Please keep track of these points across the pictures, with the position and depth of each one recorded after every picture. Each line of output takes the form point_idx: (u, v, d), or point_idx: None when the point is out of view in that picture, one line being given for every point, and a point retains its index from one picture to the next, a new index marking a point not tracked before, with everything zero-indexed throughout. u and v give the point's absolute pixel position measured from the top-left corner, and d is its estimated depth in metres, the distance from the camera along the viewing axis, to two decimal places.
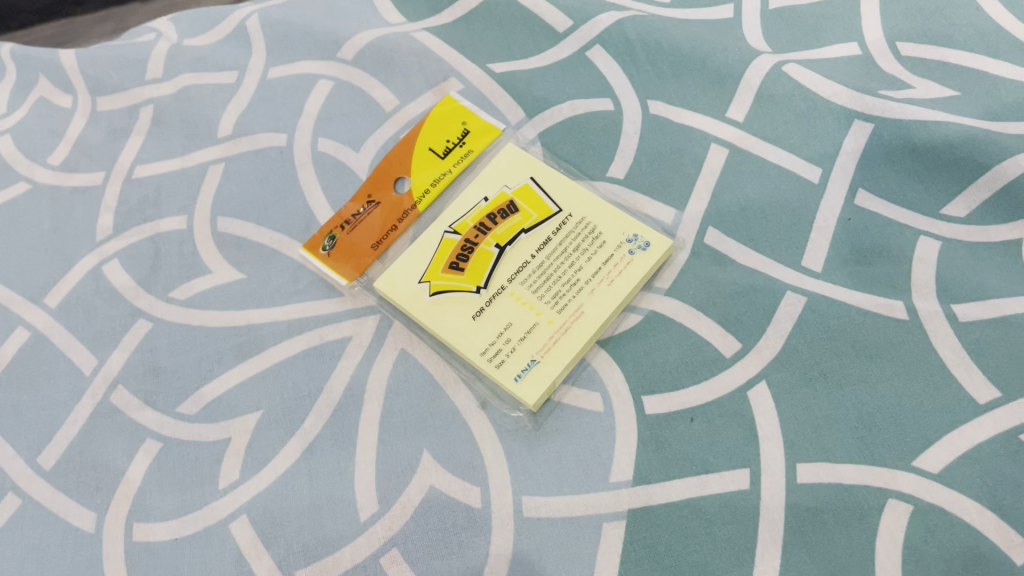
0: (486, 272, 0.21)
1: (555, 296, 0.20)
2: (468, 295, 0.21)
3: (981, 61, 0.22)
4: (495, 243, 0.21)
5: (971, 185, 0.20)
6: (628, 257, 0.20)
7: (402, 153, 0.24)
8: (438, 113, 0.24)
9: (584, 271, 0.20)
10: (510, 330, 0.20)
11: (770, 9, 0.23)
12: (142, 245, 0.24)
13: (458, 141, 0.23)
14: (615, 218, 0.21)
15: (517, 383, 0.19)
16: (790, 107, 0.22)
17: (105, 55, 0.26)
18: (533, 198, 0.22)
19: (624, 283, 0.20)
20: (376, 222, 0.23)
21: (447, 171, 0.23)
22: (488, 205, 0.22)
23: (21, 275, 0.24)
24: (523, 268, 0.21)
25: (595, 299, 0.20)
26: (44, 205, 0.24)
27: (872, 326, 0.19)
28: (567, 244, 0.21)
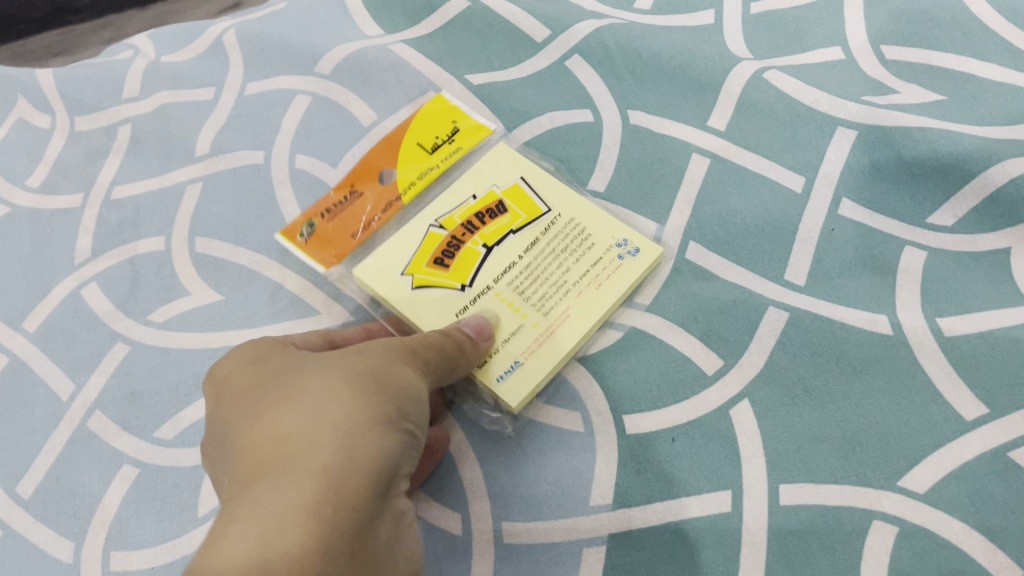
0: (472, 271, 0.20)
1: (542, 298, 0.20)
2: (452, 293, 0.20)
3: (968, 63, 0.21)
4: (482, 243, 0.20)
5: (958, 193, 0.20)
6: (617, 261, 0.20)
7: (391, 148, 0.22)
8: (430, 110, 0.23)
9: (572, 274, 0.20)
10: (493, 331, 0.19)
11: (751, 14, 0.23)
12: (120, 268, 0.23)
13: (448, 138, 0.22)
14: (607, 222, 0.20)
15: (501, 384, 0.19)
16: (772, 115, 0.21)
17: (82, 73, 0.26)
18: (522, 197, 0.21)
19: (613, 288, 0.20)
20: (358, 214, 0.22)
21: (434, 167, 0.22)
22: (476, 203, 0.21)
23: None
24: (510, 269, 0.20)
25: (584, 303, 0.20)
26: (22, 228, 0.24)
27: (856, 342, 0.19)
28: (556, 246, 0.20)
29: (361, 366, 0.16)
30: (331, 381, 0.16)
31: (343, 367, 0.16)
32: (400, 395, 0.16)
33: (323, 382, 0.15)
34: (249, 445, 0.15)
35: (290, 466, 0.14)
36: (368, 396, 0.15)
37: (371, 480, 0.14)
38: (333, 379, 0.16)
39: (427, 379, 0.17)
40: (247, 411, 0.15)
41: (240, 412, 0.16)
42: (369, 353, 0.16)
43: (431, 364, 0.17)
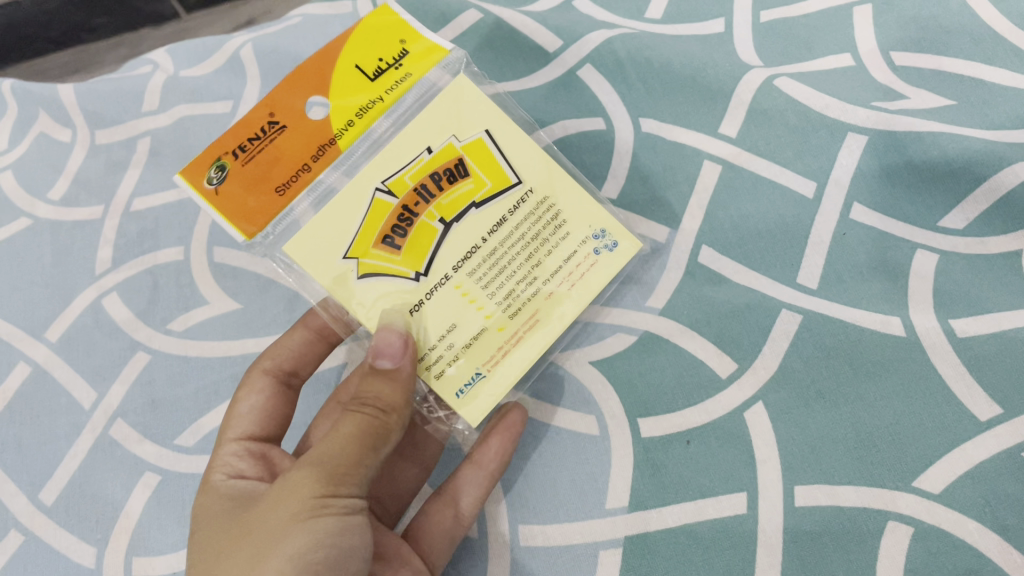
0: (428, 255, 0.19)
1: (506, 296, 0.19)
2: (406, 283, 0.18)
3: (977, 68, 0.21)
4: (440, 217, 0.19)
5: (969, 196, 0.20)
6: (592, 257, 0.19)
7: (326, 65, 0.19)
8: (369, 24, 0.19)
9: (541, 267, 0.19)
10: (453, 333, 0.18)
11: (761, 22, 0.23)
12: (140, 278, 0.24)
13: (394, 61, 0.19)
14: (579, 201, 0.19)
15: (459, 399, 0.18)
16: (783, 121, 0.22)
17: (102, 88, 0.26)
18: (486, 159, 0.19)
19: (585, 288, 0.19)
20: (276, 158, 0.18)
21: (377, 100, 0.19)
22: (431, 159, 0.19)
23: (22, 311, 0.24)
24: (472, 254, 0.19)
25: (553, 304, 0.19)
26: (43, 240, 0.25)
27: (869, 344, 0.19)
28: (525, 226, 0.19)
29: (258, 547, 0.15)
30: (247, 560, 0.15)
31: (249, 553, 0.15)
32: (307, 558, 0.15)
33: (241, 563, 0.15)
34: None
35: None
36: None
37: None
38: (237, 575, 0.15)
39: (345, 494, 0.16)
40: None
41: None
42: (266, 519, 0.15)
43: (336, 478, 0.16)
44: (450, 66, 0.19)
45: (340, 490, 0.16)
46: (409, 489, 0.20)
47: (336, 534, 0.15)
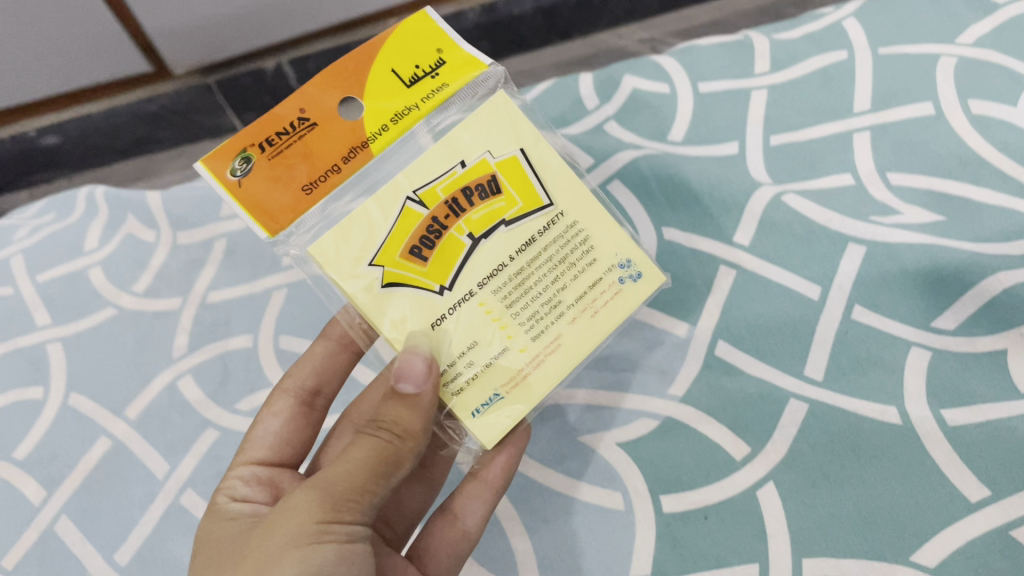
0: (453, 271, 0.17)
1: (531, 319, 0.18)
2: (428, 295, 0.17)
3: (965, 188, 0.24)
4: (468, 232, 0.18)
5: (958, 300, 0.22)
6: (618, 287, 0.18)
7: (359, 66, 0.18)
8: (408, 30, 0.18)
9: (567, 291, 0.18)
10: (474, 352, 0.17)
11: (771, 146, 0.26)
12: (212, 363, 0.27)
13: (432, 70, 0.18)
14: (611, 229, 0.18)
15: (474, 420, 0.17)
16: (790, 231, 0.24)
17: (186, 195, 0.30)
18: (520, 176, 0.18)
19: (608, 316, 0.18)
20: (302, 159, 0.18)
21: (413, 107, 0.18)
22: (465, 172, 0.18)
23: (105, 390, 0.27)
24: (497, 272, 0.18)
25: (575, 332, 0.18)
26: (127, 328, 0.28)
27: (869, 431, 0.21)
28: (554, 249, 0.18)
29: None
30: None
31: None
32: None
33: None
34: None
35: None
36: None
37: None
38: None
39: (348, 522, 0.15)
40: None
41: None
42: (266, 544, 0.15)
43: (338, 504, 0.15)
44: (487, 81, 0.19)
45: (342, 520, 0.15)
46: (416, 508, 0.21)
47: (334, 565, 0.15)
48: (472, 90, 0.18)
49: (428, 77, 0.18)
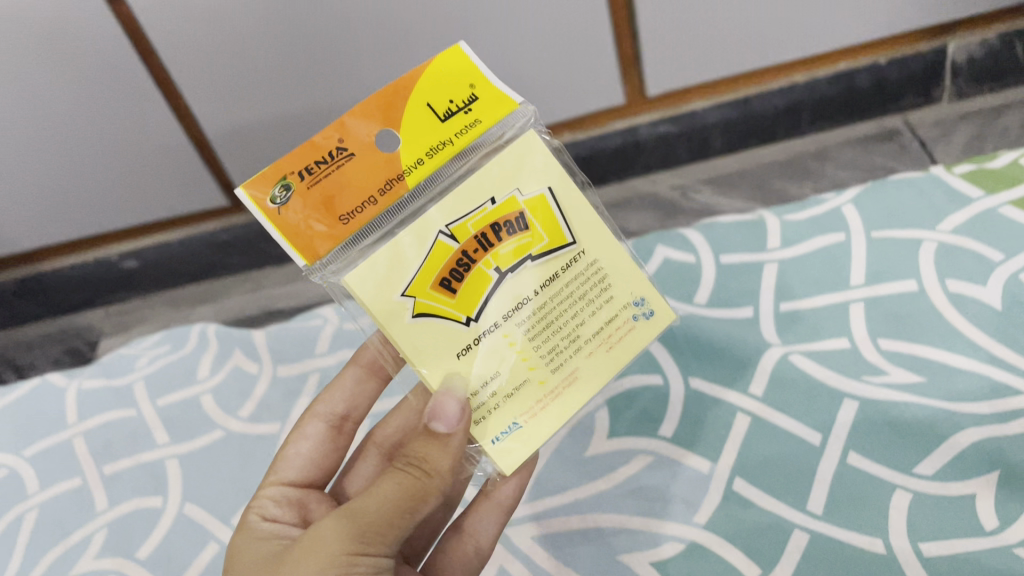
0: (479, 302, 0.21)
1: (553, 351, 0.21)
2: (456, 325, 0.21)
3: (943, 354, 0.29)
4: (496, 266, 0.21)
5: (935, 451, 0.26)
6: (630, 322, 0.22)
7: (407, 101, 0.21)
8: (441, 68, 0.21)
9: (587, 326, 0.22)
10: (495, 377, 0.21)
11: (781, 311, 0.32)
12: None
13: (464, 105, 0.21)
14: (625, 272, 0.22)
15: (494, 445, 0.21)
16: (796, 386, 0.29)
17: (285, 336, 0.37)
18: (547, 218, 0.21)
19: (616, 350, 0.22)
20: (343, 187, 0.20)
21: (446, 141, 0.21)
22: (493, 209, 0.21)
23: (214, 499, 0.32)
24: (523, 305, 0.21)
25: (583, 363, 0.22)
26: (234, 448, 0.33)
27: (860, 559, 0.25)
28: (574, 286, 0.22)
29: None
30: None
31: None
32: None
33: None
34: None
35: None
36: None
37: None
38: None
39: (374, 551, 0.19)
40: None
41: None
42: (305, 563, 0.18)
43: (367, 536, 0.18)
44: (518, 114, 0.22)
45: (363, 550, 0.18)
46: (436, 522, 0.25)
47: None
48: (501, 121, 0.21)
49: (462, 112, 0.21)
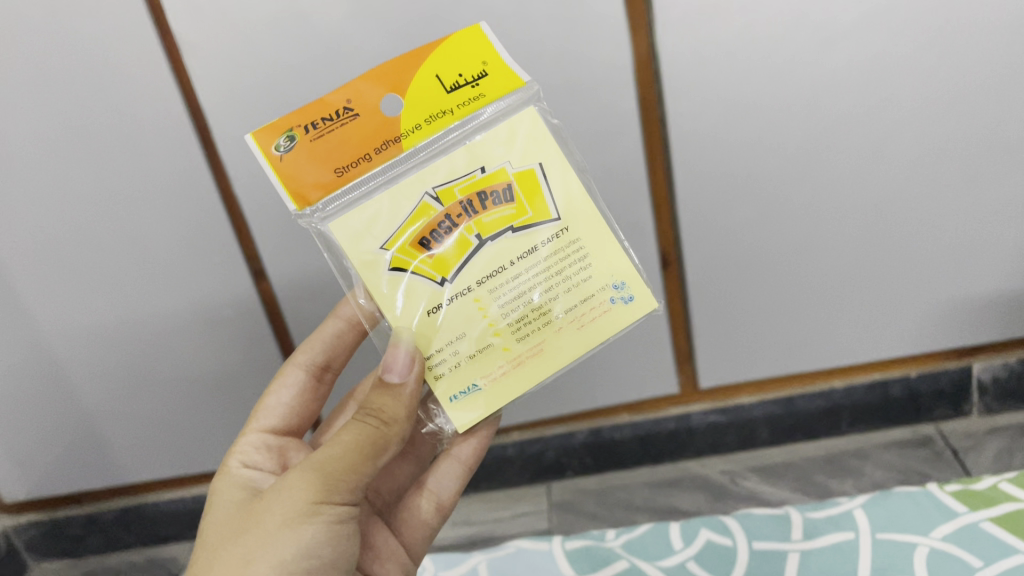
0: (452, 271, 0.52)
1: (520, 335, 0.52)
2: (436, 284, 0.52)
3: None
4: (476, 234, 0.52)
5: None
6: (602, 304, 0.53)
7: (424, 74, 0.52)
8: (459, 46, 0.52)
9: (556, 302, 0.53)
10: (463, 342, 0.52)
11: None
12: (322, 510, 0.46)
13: (463, 79, 0.52)
14: (601, 270, 0.53)
15: (454, 400, 0.52)
16: None
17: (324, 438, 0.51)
18: (518, 195, 0.52)
19: (585, 328, 0.53)
20: (335, 139, 0.51)
21: (443, 110, 0.52)
22: (475, 179, 0.52)
23: (256, 536, 0.45)
24: (500, 271, 0.52)
25: (555, 332, 0.53)
26: (266, 500, 0.47)
27: None
28: (551, 253, 0.53)
29: (266, 524, 0.45)
30: (294, 501, 0.45)
31: (262, 524, 0.45)
32: (300, 537, 0.45)
33: (291, 500, 0.46)
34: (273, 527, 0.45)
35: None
36: (302, 509, 0.45)
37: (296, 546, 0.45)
38: (256, 532, 0.45)
39: (337, 482, 0.46)
40: (273, 509, 0.46)
41: (273, 507, 0.46)
42: (298, 483, 0.46)
43: (334, 475, 0.46)
44: (521, 89, 0.53)
45: (323, 502, 0.46)
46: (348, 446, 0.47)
47: (321, 506, 0.46)
48: (506, 96, 0.53)
49: (462, 86, 0.52)
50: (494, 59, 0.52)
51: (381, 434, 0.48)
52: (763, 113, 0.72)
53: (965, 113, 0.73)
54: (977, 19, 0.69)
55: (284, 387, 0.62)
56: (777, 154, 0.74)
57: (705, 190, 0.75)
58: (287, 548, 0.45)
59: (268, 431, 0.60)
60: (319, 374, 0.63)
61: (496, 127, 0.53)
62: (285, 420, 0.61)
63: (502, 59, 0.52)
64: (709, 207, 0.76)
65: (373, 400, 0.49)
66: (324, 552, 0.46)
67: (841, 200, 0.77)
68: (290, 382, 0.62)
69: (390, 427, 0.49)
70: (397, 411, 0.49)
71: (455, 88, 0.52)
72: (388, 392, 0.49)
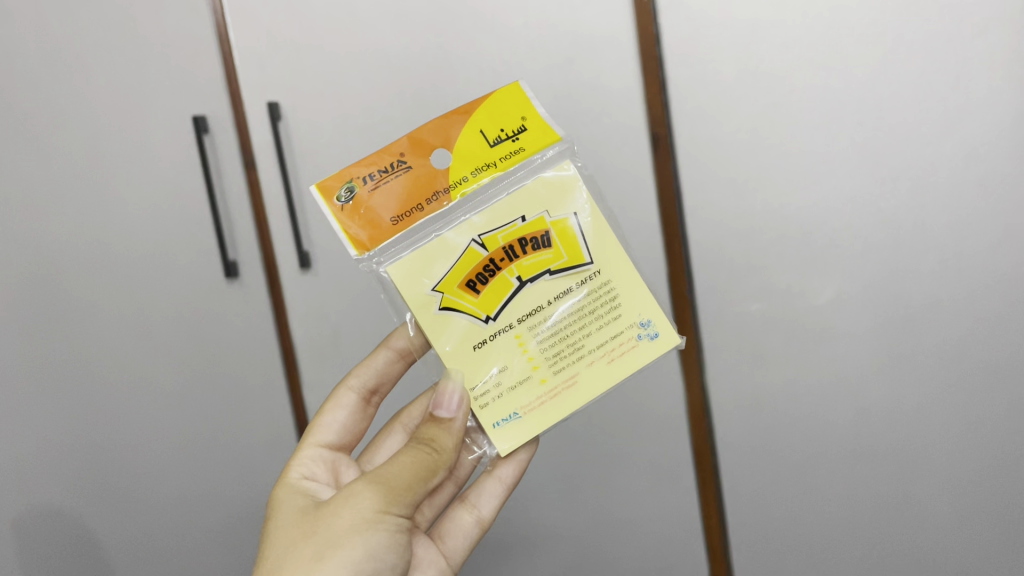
0: (492, 309, 0.58)
1: (555, 369, 0.57)
2: (479, 320, 0.57)
3: None
4: (517, 276, 0.58)
5: None
6: (632, 340, 0.58)
7: (470, 129, 0.58)
8: (499, 99, 0.58)
9: (591, 339, 0.58)
10: (501, 375, 0.57)
11: None
12: (387, 522, 0.52)
13: (505, 134, 0.58)
14: (633, 310, 0.58)
15: (493, 427, 0.57)
16: None
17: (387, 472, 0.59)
18: (557, 239, 0.58)
19: (614, 361, 0.58)
20: (392, 190, 0.57)
21: (490, 161, 0.58)
22: (518, 226, 0.58)
23: (327, 538, 0.51)
24: (537, 311, 0.58)
25: (586, 367, 0.58)
26: (334, 507, 0.53)
27: None
28: (585, 297, 0.58)
29: (332, 529, 0.51)
30: (358, 507, 0.52)
31: (332, 529, 0.51)
32: (366, 544, 0.51)
33: (356, 507, 0.52)
34: (340, 530, 0.51)
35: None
36: (366, 517, 0.52)
37: (360, 548, 0.51)
38: (327, 534, 0.51)
39: (397, 499, 0.53)
40: (339, 512, 0.52)
41: (339, 510, 0.52)
42: (363, 490, 0.53)
43: (395, 491, 0.53)
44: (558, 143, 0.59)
45: (387, 514, 0.52)
46: (403, 465, 0.54)
47: (384, 516, 0.52)
48: (544, 148, 0.59)
49: (504, 139, 0.58)
50: (531, 115, 0.59)
51: (433, 457, 0.55)
52: (791, 437, 0.85)
53: (976, 453, 0.84)
54: (979, 383, 0.82)
55: (337, 408, 0.66)
56: (802, 468, 0.86)
57: (745, 501, 0.87)
58: (354, 552, 0.50)
59: (324, 446, 0.64)
60: (367, 398, 0.67)
61: (537, 175, 0.59)
62: (339, 438, 0.65)
63: (539, 113, 0.58)
64: (759, 537, 0.88)
65: (426, 431, 0.56)
66: (383, 559, 0.52)
67: (876, 529, 0.86)
68: (344, 405, 0.66)
69: (441, 455, 0.55)
70: (446, 442, 0.56)
71: (497, 142, 0.58)
72: (437, 422, 0.56)
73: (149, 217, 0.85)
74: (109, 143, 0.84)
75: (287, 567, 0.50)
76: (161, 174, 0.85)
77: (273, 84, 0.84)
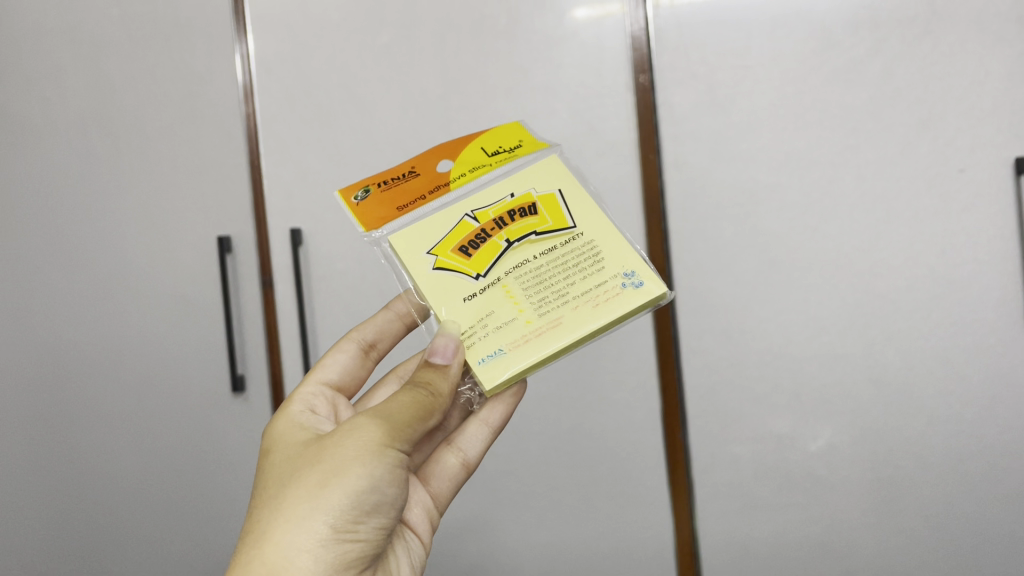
0: (480, 268, 0.48)
1: (541, 312, 0.46)
2: (467, 276, 0.47)
3: None
4: (504, 240, 0.48)
5: None
6: (620, 287, 0.46)
7: (472, 146, 0.54)
8: (500, 131, 0.55)
9: (577, 287, 0.47)
10: (486, 320, 0.46)
11: None
12: (397, 458, 0.41)
13: (506, 149, 0.53)
14: (622, 262, 0.47)
15: (476, 365, 0.45)
16: None
17: None
18: (546, 206, 0.49)
19: (598, 308, 0.45)
20: (401, 189, 0.52)
21: (488, 164, 0.52)
22: (509, 199, 0.50)
23: (334, 470, 0.39)
24: (523, 264, 0.47)
25: (571, 310, 0.46)
26: (335, 436, 0.41)
27: None
28: (571, 253, 0.48)
29: (332, 459, 0.40)
30: (363, 435, 0.40)
31: (332, 455, 0.40)
32: (371, 474, 0.39)
33: (362, 434, 0.40)
34: (346, 461, 0.39)
35: (248, 539, 0.38)
36: (374, 448, 0.40)
37: (368, 479, 0.39)
38: (328, 461, 0.40)
39: (403, 434, 0.41)
40: (342, 441, 0.40)
41: (339, 440, 0.40)
42: (362, 420, 0.41)
43: (400, 425, 0.41)
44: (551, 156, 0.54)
45: (393, 443, 0.41)
46: (406, 400, 0.42)
47: (389, 450, 0.40)
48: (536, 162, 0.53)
49: (502, 152, 0.53)
50: (529, 142, 0.55)
51: (433, 399, 0.43)
52: None
53: None
54: (972, 550, 0.82)
55: (338, 353, 0.56)
56: None
57: None
58: (360, 483, 0.39)
59: (325, 385, 0.53)
60: (365, 352, 0.57)
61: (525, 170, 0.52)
62: (340, 381, 0.55)
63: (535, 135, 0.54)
64: None
65: (420, 373, 0.44)
66: (385, 498, 0.41)
67: None
68: (344, 352, 0.56)
69: (438, 397, 0.43)
70: (443, 386, 0.44)
71: (495, 155, 0.53)
72: (433, 367, 0.44)
73: (167, 329, 0.90)
74: (136, 255, 0.89)
75: (284, 499, 0.39)
76: (183, 287, 0.89)
77: (298, 209, 0.88)
